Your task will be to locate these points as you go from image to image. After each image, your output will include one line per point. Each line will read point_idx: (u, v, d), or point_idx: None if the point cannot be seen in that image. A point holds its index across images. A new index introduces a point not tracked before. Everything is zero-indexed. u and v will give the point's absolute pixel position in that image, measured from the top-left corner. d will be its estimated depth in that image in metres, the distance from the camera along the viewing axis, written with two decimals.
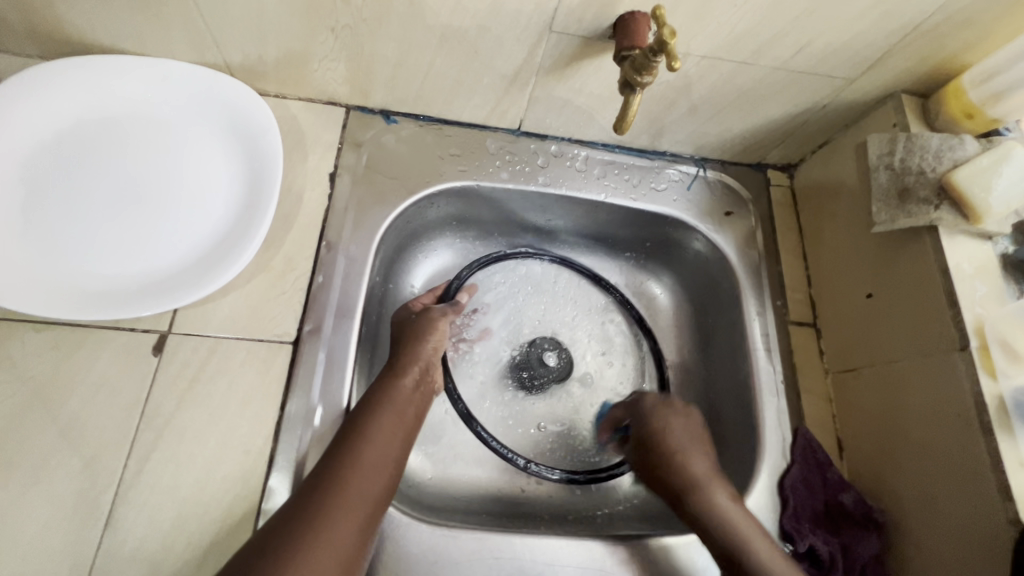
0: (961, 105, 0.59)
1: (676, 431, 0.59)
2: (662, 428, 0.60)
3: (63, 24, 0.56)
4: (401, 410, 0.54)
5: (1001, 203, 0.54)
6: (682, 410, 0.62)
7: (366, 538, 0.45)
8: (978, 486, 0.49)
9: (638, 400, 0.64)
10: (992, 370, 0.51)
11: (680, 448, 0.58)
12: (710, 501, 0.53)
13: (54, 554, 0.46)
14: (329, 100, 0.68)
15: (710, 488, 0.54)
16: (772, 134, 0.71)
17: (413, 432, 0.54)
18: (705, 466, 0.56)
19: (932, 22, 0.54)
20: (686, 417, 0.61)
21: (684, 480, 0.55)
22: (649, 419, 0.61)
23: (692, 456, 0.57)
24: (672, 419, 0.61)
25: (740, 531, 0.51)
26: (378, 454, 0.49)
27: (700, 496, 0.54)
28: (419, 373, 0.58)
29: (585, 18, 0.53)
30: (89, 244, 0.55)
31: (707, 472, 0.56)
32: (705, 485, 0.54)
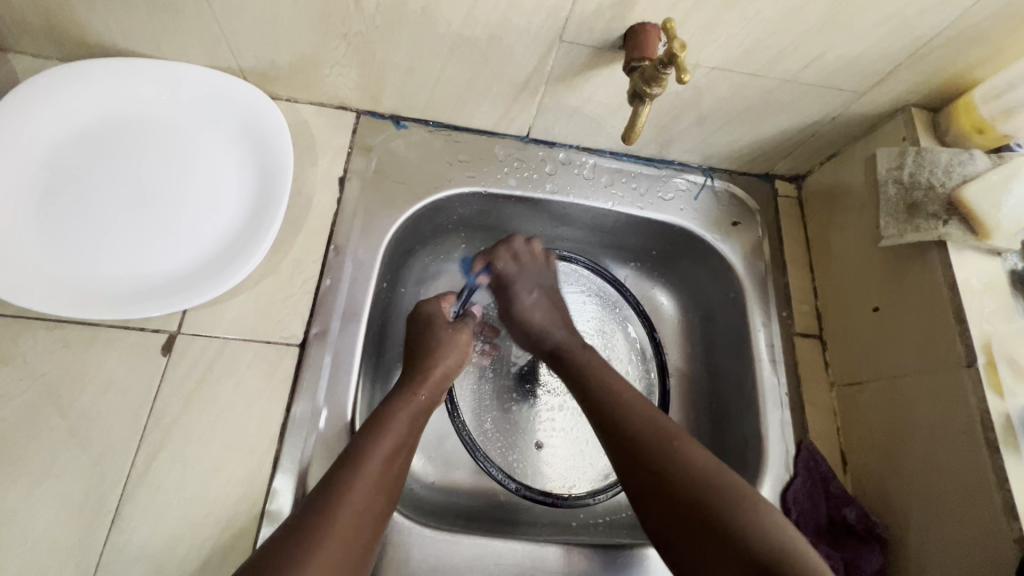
0: (971, 120, 0.59)
1: (539, 313, 0.67)
2: (533, 309, 0.67)
3: (81, 27, 0.57)
4: (387, 463, 0.50)
5: (1012, 218, 0.54)
6: (547, 293, 0.69)
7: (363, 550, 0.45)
8: (983, 505, 0.49)
9: (507, 280, 0.69)
10: (999, 388, 0.50)
11: (540, 324, 0.66)
12: (574, 351, 0.62)
13: (62, 551, 0.47)
14: (340, 105, 0.68)
15: (577, 347, 0.63)
16: (780, 145, 0.71)
17: (396, 490, 0.50)
18: (571, 333, 0.65)
19: (944, 38, 0.54)
20: (552, 300, 0.68)
21: (551, 340, 0.64)
22: (513, 302, 0.68)
23: (559, 327, 0.66)
24: (544, 302, 0.68)
25: (589, 365, 0.60)
26: (356, 523, 0.45)
27: (570, 349, 0.63)
28: (411, 415, 0.55)
29: (595, 29, 0.54)
30: (101, 242, 0.56)
31: (577, 339, 0.64)
32: (571, 345, 0.63)
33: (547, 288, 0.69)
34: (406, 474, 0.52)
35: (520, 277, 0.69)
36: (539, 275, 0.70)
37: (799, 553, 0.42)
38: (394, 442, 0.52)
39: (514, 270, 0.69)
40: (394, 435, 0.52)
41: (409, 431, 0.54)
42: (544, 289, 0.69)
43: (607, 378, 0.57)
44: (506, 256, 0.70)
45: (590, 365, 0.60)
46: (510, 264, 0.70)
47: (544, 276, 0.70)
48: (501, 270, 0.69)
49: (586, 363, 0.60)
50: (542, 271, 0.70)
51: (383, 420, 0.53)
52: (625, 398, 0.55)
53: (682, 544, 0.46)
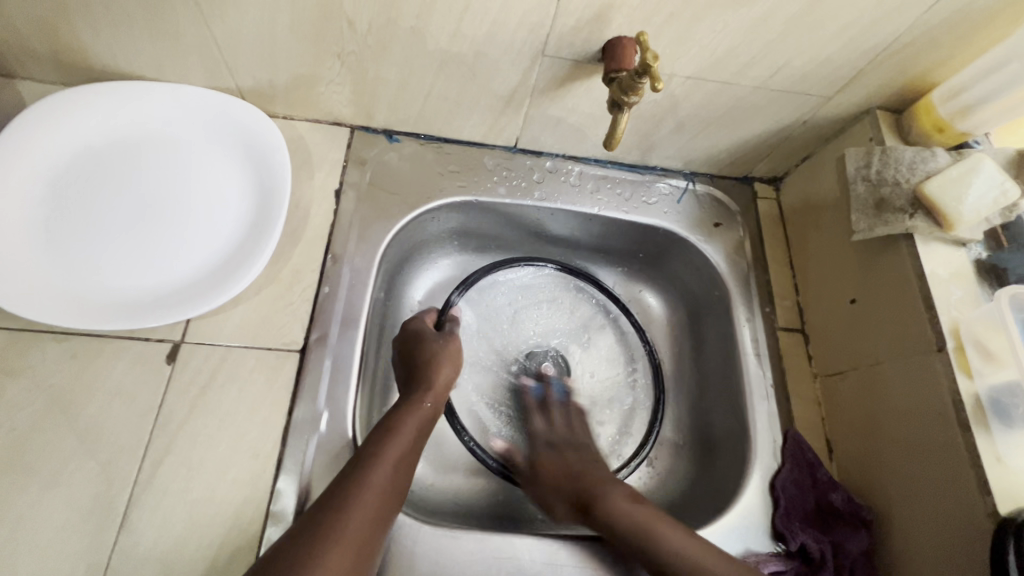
0: (931, 119, 0.62)
1: (553, 469, 0.62)
2: (545, 458, 0.64)
3: (87, 53, 0.60)
4: (394, 469, 0.52)
5: (974, 208, 0.57)
6: (575, 453, 0.64)
7: (366, 546, 0.46)
8: (959, 479, 0.51)
9: (535, 434, 0.68)
10: (968, 370, 0.53)
11: (569, 480, 0.60)
12: (616, 510, 0.56)
13: (71, 555, 0.48)
14: (334, 121, 0.71)
15: (614, 492, 0.57)
16: (757, 149, 0.74)
17: (399, 498, 0.52)
18: (607, 479, 0.59)
19: (900, 44, 0.57)
20: (567, 457, 0.63)
21: (580, 484, 0.60)
22: (537, 456, 0.65)
23: (592, 475, 0.60)
24: (563, 452, 0.64)
25: (638, 519, 0.54)
26: (364, 527, 0.47)
27: (610, 499, 0.57)
28: (415, 422, 0.57)
29: (575, 43, 0.57)
30: (105, 257, 0.58)
31: (614, 485, 0.59)
32: (606, 482, 0.59)
33: (569, 445, 0.65)
34: (410, 483, 0.54)
35: (552, 427, 0.68)
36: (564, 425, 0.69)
37: None
38: (400, 451, 0.53)
39: (542, 427, 0.69)
40: (400, 444, 0.54)
41: (414, 440, 0.56)
42: (564, 443, 0.66)
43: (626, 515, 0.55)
44: (537, 417, 0.70)
45: (673, 545, 0.52)
46: (540, 423, 0.69)
47: (573, 433, 0.68)
48: (533, 434, 0.69)
49: (664, 545, 0.52)
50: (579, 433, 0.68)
51: (388, 429, 0.55)
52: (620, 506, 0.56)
53: None
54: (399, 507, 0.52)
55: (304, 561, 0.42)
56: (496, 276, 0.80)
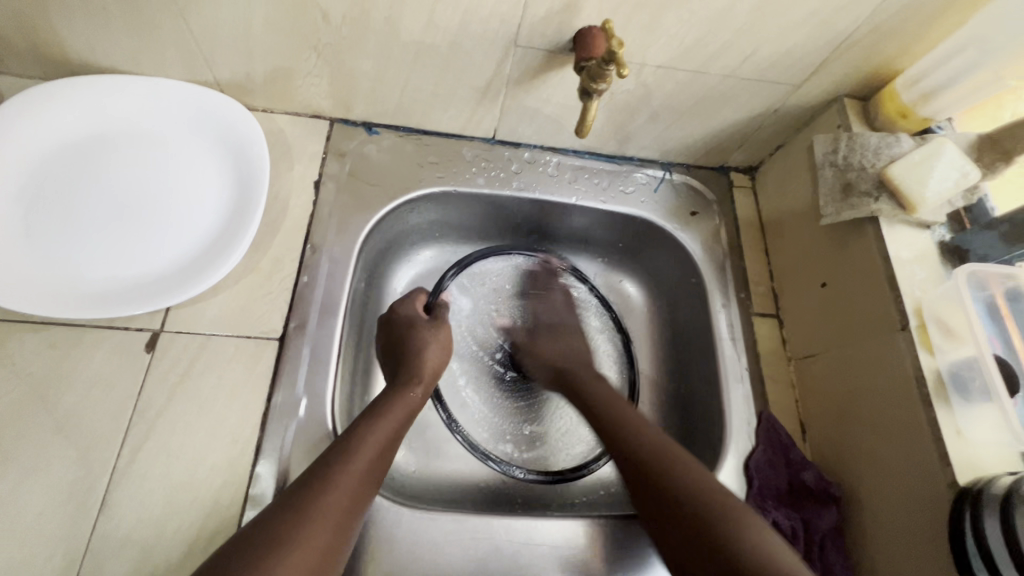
0: (896, 106, 0.64)
1: (549, 350, 0.73)
2: (541, 339, 0.75)
3: (64, 47, 0.60)
4: (375, 454, 0.53)
5: (936, 191, 0.58)
6: (563, 338, 0.74)
7: (344, 526, 0.47)
8: (923, 454, 0.52)
9: (534, 317, 0.78)
10: (929, 346, 0.55)
11: (551, 358, 0.72)
12: (640, 437, 0.57)
13: (50, 539, 0.49)
14: (313, 113, 0.72)
15: (592, 378, 0.67)
16: (731, 138, 0.76)
17: (378, 483, 0.53)
18: (586, 369, 0.69)
19: (863, 32, 0.59)
20: (562, 344, 0.73)
21: (565, 365, 0.71)
22: (531, 335, 0.76)
23: (577, 365, 0.70)
24: (552, 333, 0.75)
25: (632, 425, 0.59)
26: (342, 506, 0.48)
27: (584, 380, 0.68)
28: (402, 409, 0.58)
29: (547, 33, 0.58)
30: (84, 247, 0.59)
31: (587, 371, 0.69)
32: (588, 380, 0.68)
33: (558, 335, 0.75)
34: (389, 468, 0.55)
35: (541, 312, 0.78)
36: (556, 300, 0.79)
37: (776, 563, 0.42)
38: (383, 437, 0.54)
39: (544, 309, 0.78)
40: (384, 429, 0.55)
41: (399, 427, 0.57)
42: (555, 326, 0.76)
43: (648, 438, 0.57)
44: (536, 304, 0.79)
45: (648, 444, 0.56)
46: (537, 306, 0.79)
47: (561, 312, 0.78)
48: (528, 314, 0.79)
49: (639, 442, 0.56)
50: (563, 311, 0.78)
51: (375, 415, 0.56)
52: (638, 430, 0.58)
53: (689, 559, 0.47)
54: (378, 491, 0.53)
55: (280, 540, 0.43)
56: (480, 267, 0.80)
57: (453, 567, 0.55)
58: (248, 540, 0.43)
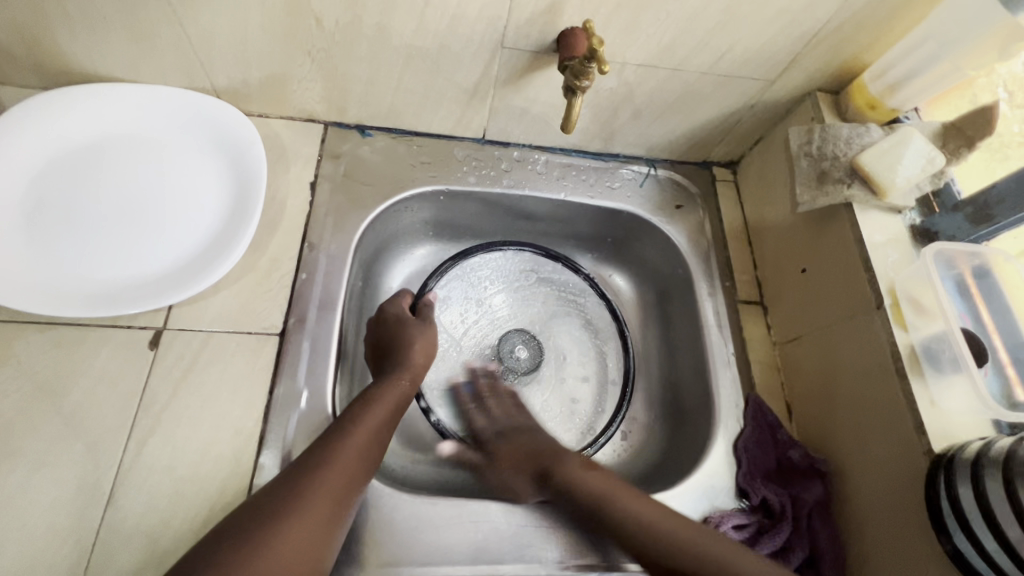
0: (864, 98, 0.67)
1: (508, 453, 0.64)
2: (500, 447, 0.66)
3: (64, 57, 0.62)
4: (370, 436, 0.55)
5: (905, 176, 0.61)
6: (518, 430, 0.67)
7: (339, 510, 0.50)
8: (898, 423, 0.55)
9: (480, 437, 0.69)
10: (903, 323, 0.57)
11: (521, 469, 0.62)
12: (628, 510, 0.55)
13: (60, 532, 0.50)
14: (308, 117, 0.75)
15: (572, 461, 0.61)
16: (712, 133, 0.79)
17: (373, 466, 0.54)
18: (555, 455, 0.62)
19: (830, 28, 0.62)
20: (518, 440, 0.65)
21: (535, 462, 0.62)
22: (493, 447, 0.66)
23: (544, 451, 0.63)
24: (513, 438, 0.66)
25: (613, 493, 0.57)
26: (338, 485, 0.50)
27: (569, 469, 0.60)
28: (395, 396, 0.60)
29: (531, 34, 0.61)
30: (86, 250, 0.60)
31: (571, 457, 0.61)
32: (559, 457, 0.61)
33: (512, 434, 0.66)
34: (386, 450, 0.57)
35: (489, 408, 0.71)
36: (501, 401, 0.71)
37: None
38: (377, 422, 0.56)
39: (482, 421, 0.70)
40: (377, 414, 0.57)
41: (391, 412, 0.59)
42: (510, 429, 0.67)
43: (638, 511, 0.55)
44: (474, 414, 0.71)
45: (639, 515, 0.54)
46: (480, 419, 0.70)
47: (512, 413, 0.69)
48: (477, 431, 0.70)
49: (630, 514, 0.55)
50: (508, 403, 0.71)
51: (368, 400, 0.58)
52: (625, 502, 0.55)
53: None
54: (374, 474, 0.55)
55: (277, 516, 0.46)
56: (470, 261, 0.83)
57: (455, 551, 0.57)
58: (251, 515, 0.46)
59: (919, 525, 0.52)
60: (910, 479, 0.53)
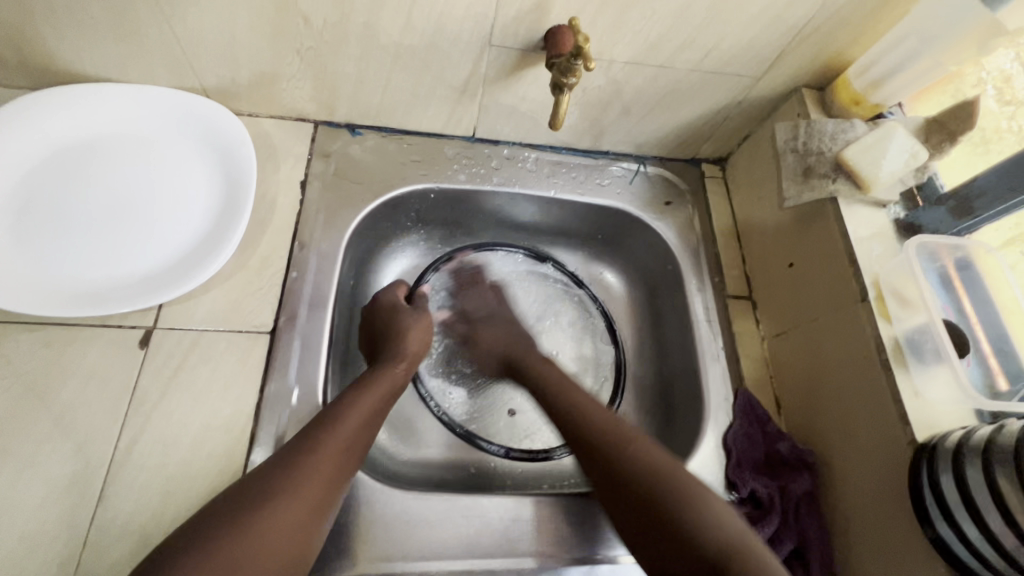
0: (849, 94, 0.68)
1: (492, 338, 0.74)
2: (479, 329, 0.76)
3: (52, 58, 0.62)
4: (362, 424, 0.55)
5: (889, 171, 0.62)
6: (501, 321, 0.76)
7: (324, 503, 0.49)
8: (882, 416, 0.56)
9: (462, 313, 0.78)
10: (887, 316, 0.58)
11: (498, 348, 0.73)
12: (570, 396, 0.62)
13: (50, 530, 0.50)
14: (298, 117, 0.75)
15: (535, 358, 0.70)
16: (699, 130, 0.79)
17: (359, 458, 0.54)
18: (529, 351, 0.71)
19: (815, 25, 0.63)
20: (500, 325, 0.75)
21: (508, 351, 0.72)
22: (472, 324, 0.77)
23: (516, 343, 0.73)
24: (496, 324, 0.76)
25: (557, 382, 0.65)
26: (329, 471, 0.50)
27: (531, 362, 0.69)
28: (386, 386, 0.60)
29: (519, 32, 0.62)
30: (75, 249, 0.60)
31: (534, 354, 0.71)
32: (528, 352, 0.71)
33: (496, 319, 0.76)
34: (376, 439, 0.57)
35: (470, 299, 0.78)
36: (481, 288, 0.79)
37: (696, 498, 0.48)
38: (369, 409, 0.57)
39: (468, 308, 0.78)
40: (366, 405, 0.57)
41: (382, 402, 0.59)
42: (494, 316, 0.77)
43: (575, 400, 0.61)
44: (467, 296, 0.79)
45: (578, 397, 0.62)
46: (467, 302, 0.78)
47: (491, 304, 0.78)
48: (460, 310, 0.78)
49: (571, 396, 0.62)
50: (484, 296, 0.79)
51: (362, 387, 0.58)
52: (573, 392, 0.63)
53: (633, 521, 0.50)
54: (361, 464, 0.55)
55: (268, 498, 0.46)
56: (468, 259, 0.83)
57: (447, 544, 0.57)
58: (242, 495, 0.46)
59: (904, 512, 0.53)
60: (896, 468, 0.54)
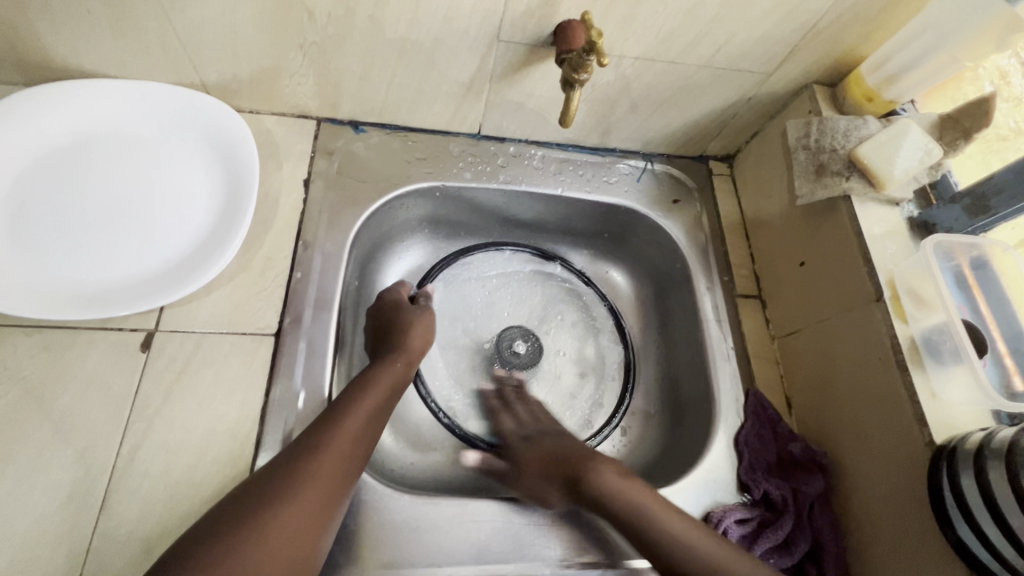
0: (861, 90, 0.67)
1: (539, 455, 0.62)
2: (523, 450, 0.64)
3: (47, 53, 0.60)
4: (365, 420, 0.54)
5: (903, 169, 0.62)
6: (548, 435, 0.65)
7: (329, 505, 0.48)
8: (900, 417, 0.55)
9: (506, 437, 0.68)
10: (903, 315, 0.58)
11: (551, 470, 0.60)
12: (664, 530, 0.53)
13: (51, 540, 0.49)
14: (300, 113, 0.73)
15: (604, 471, 0.57)
16: (708, 127, 0.78)
17: (365, 455, 0.53)
18: (593, 459, 0.59)
19: (829, 20, 0.61)
20: (551, 439, 0.64)
21: (564, 470, 0.59)
22: (514, 447, 0.65)
23: (573, 452, 0.61)
24: (541, 441, 0.64)
25: (643, 509, 0.54)
26: (331, 472, 0.49)
27: (598, 477, 0.57)
28: (388, 382, 0.59)
29: (528, 27, 0.60)
30: (74, 250, 0.59)
31: (606, 465, 0.58)
32: (593, 464, 0.58)
33: (544, 434, 0.65)
34: (380, 436, 0.56)
35: (513, 414, 0.70)
36: (517, 404, 0.72)
37: None
38: (371, 406, 0.55)
39: (513, 426, 0.69)
40: (368, 403, 0.55)
41: (386, 397, 0.58)
42: (540, 433, 0.66)
43: (670, 535, 0.53)
44: (506, 418, 0.70)
45: (673, 530, 0.53)
46: (508, 421, 0.69)
47: (536, 419, 0.69)
48: (503, 433, 0.69)
49: (665, 529, 0.53)
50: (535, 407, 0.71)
51: (364, 383, 0.57)
52: (661, 521, 0.54)
53: None
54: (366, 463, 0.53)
55: (272, 498, 0.46)
56: (473, 258, 0.83)
57: (458, 549, 0.56)
58: (243, 501, 0.46)
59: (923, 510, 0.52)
60: (912, 468, 0.53)
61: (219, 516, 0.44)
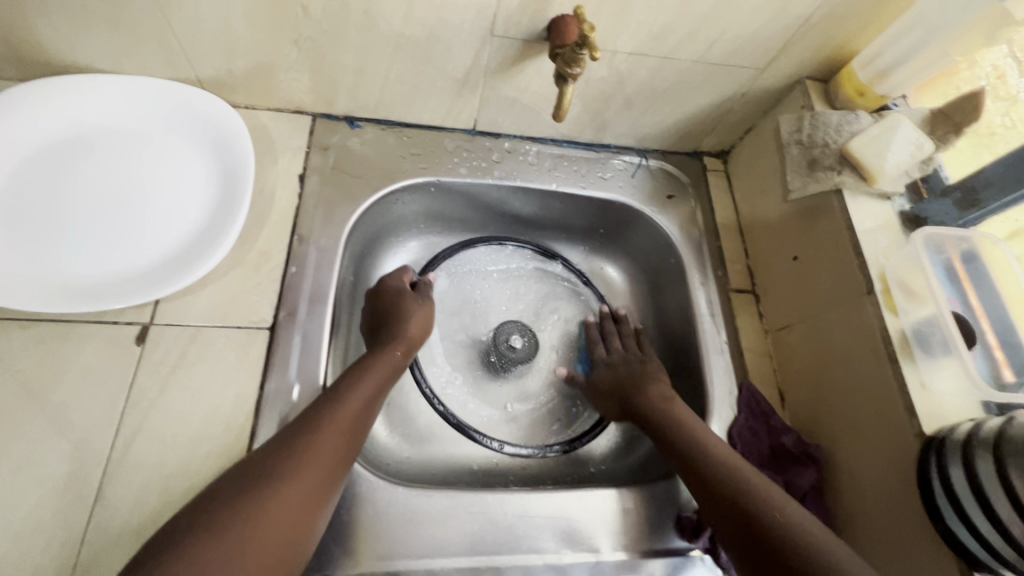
0: (853, 85, 0.68)
1: (605, 377, 0.72)
2: (601, 372, 0.74)
3: (42, 48, 0.60)
4: (361, 405, 0.54)
5: (894, 163, 0.62)
6: (628, 363, 0.73)
7: (325, 489, 0.48)
8: (890, 409, 0.55)
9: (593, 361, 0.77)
10: (894, 308, 0.58)
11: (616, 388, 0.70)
12: (707, 440, 0.57)
13: (46, 530, 0.49)
14: (295, 109, 0.73)
15: (652, 390, 0.66)
16: (703, 122, 0.79)
17: (360, 442, 0.53)
18: (654, 383, 0.67)
19: (821, 15, 0.62)
20: (626, 365, 0.72)
21: (624, 391, 0.69)
22: (597, 372, 0.74)
23: (633, 378, 0.69)
24: (617, 368, 0.72)
25: (691, 424, 0.60)
26: (328, 455, 0.49)
27: (648, 395, 0.66)
28: (385, 369, 0.59)
29: (522, 22, 0.61)
30: (70, 244, 0.59)
31: (658, 386, 0.67)
32: (645, 385, 0.67)
33: (624, 361, 0.73)
34: (375, 422, 0.56)
35: (610, 343, 0.77)
36: (606, 337, 0.78)
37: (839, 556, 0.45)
38: (369, 391, 0.56)
39: (604, 353, 0.76)
40: (365, 389, 0.56)
41: (382, 384, 0.58)
42: (620, 361, 0.74)
43: (712, 447, 0.57)
44: (599, 342, 0.78)
45: (717, 444, 0.57)
46: (602, 350, 0.77)
47: (627, 354, 0.75)
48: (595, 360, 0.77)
49: (710, 442, 0.57)
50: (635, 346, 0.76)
51: (362, 369, 0.58)
52: (705, 437, 0.58)
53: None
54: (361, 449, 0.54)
55: (267, 478, 0.46)
56: (475, 252, 0.83)
57: (451, 541, 0.57)
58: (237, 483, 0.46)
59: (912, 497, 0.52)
60: (902, 459, 0.54)
61: (213, 497, 0.44)
